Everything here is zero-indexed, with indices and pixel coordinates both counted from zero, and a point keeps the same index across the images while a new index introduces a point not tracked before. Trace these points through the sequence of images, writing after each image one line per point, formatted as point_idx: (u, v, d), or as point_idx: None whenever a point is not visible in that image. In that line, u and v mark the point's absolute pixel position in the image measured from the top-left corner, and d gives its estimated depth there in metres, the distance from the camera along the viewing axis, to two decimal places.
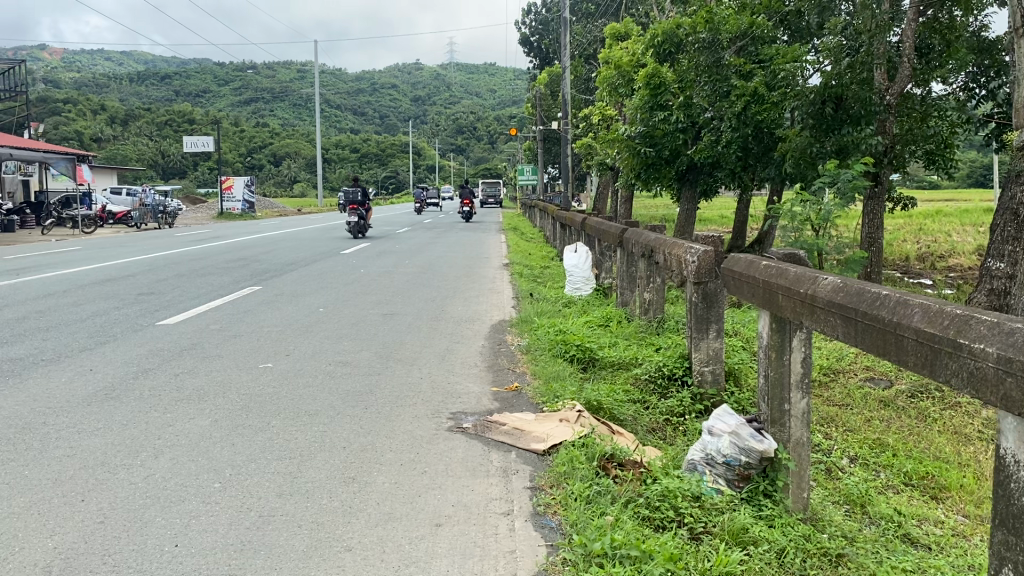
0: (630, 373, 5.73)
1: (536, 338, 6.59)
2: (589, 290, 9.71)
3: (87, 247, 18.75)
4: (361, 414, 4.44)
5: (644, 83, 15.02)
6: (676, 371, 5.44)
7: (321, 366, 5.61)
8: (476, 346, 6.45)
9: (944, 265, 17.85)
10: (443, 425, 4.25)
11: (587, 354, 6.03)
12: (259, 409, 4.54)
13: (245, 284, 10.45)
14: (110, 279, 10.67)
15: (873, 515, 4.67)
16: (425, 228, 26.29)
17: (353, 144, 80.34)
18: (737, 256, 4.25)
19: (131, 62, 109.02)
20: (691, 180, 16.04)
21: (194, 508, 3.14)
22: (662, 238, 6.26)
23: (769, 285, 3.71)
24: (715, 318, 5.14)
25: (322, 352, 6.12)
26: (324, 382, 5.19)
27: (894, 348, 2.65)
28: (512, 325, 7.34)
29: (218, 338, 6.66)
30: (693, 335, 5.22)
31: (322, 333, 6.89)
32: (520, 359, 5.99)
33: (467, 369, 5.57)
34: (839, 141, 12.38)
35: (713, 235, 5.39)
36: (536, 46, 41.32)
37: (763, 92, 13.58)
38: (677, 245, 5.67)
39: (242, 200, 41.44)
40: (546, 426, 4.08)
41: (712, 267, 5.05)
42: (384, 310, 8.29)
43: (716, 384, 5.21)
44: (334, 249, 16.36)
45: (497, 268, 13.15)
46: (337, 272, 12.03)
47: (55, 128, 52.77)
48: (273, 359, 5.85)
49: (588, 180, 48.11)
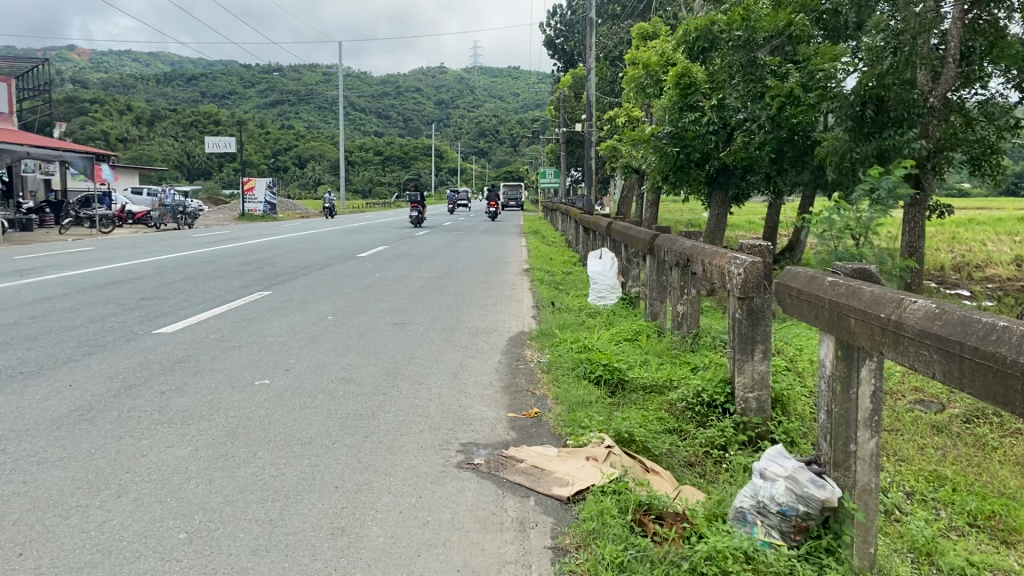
0: (664, 398, 5.17)
1: (559, 354, 6.01)
2: (614, 299, 9.15)
3: (102, 247, 18.45)
4: (360, 444, 3.91)
5: (674, 82, 14.32)
6: (716, 398, 4.88)
7: (323, 384, 5.11)
8: (493, 363, 5.90)
9: (980, 275, 17.11)
10: (452, 460, 3.72)
11: (616, 375, 5.46)
12: (246, 436, 4.03)
13: (255, 289, 9.99)
14: (114, 282, 10.26)
15: (943, 567, 4.05)
16: (445, 231, 25.83)
17: (376, 146, 80.37)
18: (794, 271, 3.67)
19: (159, 63, 109.83)
20: (720, 183, 15.39)
21: (149, 568, 2.63)
22: (700, 247, 5.67)
23: (836, 306, 3.14)
24: (762, 337, 4.58)
25: (324, 366, 5.61)
26: (322, 404, 4.66)
27: (1017, 398, 2.09)
28: (532, 338, 6.79)
29: (214, 349, 6.17)
30: (737, 357, 4.67)
31: (327, 345, 6.38)
32: (540, 379, 5.44)
33: (482, 389, 5.04)
34: (880, 145, 11.71)
35: (761, 243, 4.83)
36: (561, 49, 40.87)
37: (799, 94, 12.93)
38: (717, 256, 5.11)
39: (264, 201, 41.32)
40: (569, 467, 3.53)
41: (760, 280, 4.52)
42: (397, 319, 7.77)
43: (761, 413, 4.67)
44: (350, 252, 15.88)
45: (517, 274, 12.63)
46: (351, 276, 11.55)
47: (83, 128, 53.26)
48: (270, 375, 5.34)
49: (612, 183, 47.51)
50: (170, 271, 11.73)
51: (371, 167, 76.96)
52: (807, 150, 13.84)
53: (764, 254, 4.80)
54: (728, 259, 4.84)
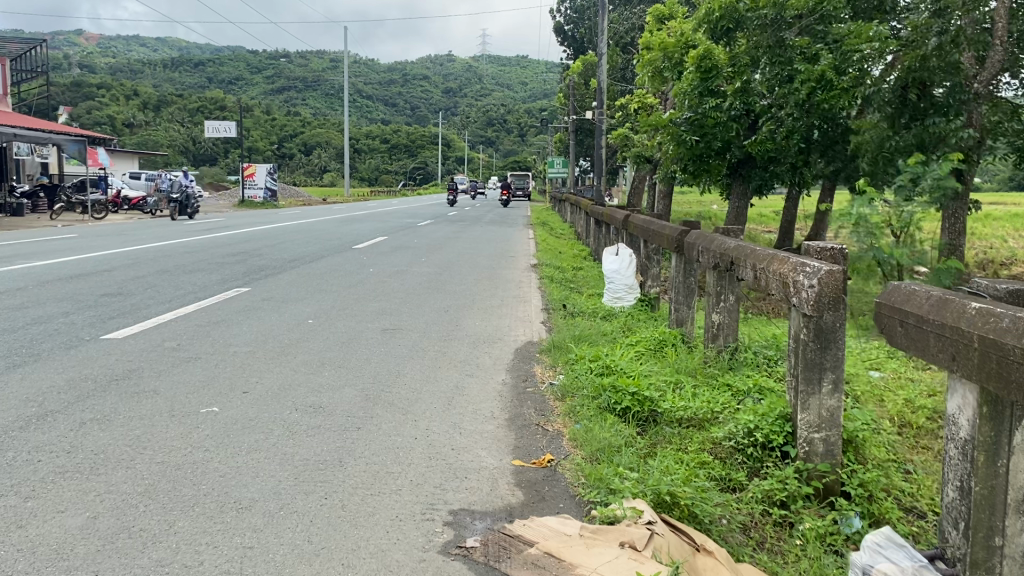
0: (708, 436, 4.15)
1: (574, 376, 4.93)
2: (631, 301, 8.14)
3: (86, 235, 17.54)
4: (315, 513, 2.93)
5: (694, 65, 13.36)
6: (773, 439, 3.89)
7: (286, 414, 4.13)
8: (494, 384, 4.89)
9: (1008, 273, 15.91)
10: (437, 541, 2.74)
11: (647, 406, 4.39)
12: (167, 496, 3.06)
13: (233, 285, 9.02)
14: (80, 274, 9.29)
15: None
16: (449, 221, 24.81)
17: (382, 134, 79.43)
18: (912, 288, 2.66)
19: (167, 50, 108.89)
20: (742, 174, 14.16)
21: None
22: (750, 247, 4.60)
23: (994, 362, 2.15)
24: (833, 363, 3.64)
25: (291, 388, 4.62)
26: (277, 445, 3.67)
27: None
28: (543, 352, 5.79)
29: (165, 363, 5.21)
30: (800, 389, 3.75)
31: (301, 359, 5.41)
32: (553, 409, 4.41)
33: (480, 424, 4.04)
34: (921, 133, 10.46)
35: (835, 245, 3.83)
36: (570, 35, 39.81)
37: (831, 77, 11.93)
38: (778, 260, 4.07)
39: (265, 188, 40.15)
40: (596, 556, 2.54)
41: (838, 294, 3.53)
42: (387, 325, 6.78)
43: (829, 459, 3.72)
44: (346, 243, 14.89)
45: (523, 271, 11.61)
46: (342, 271, 10.59)
47: (89, 113, 52.70)
48: (222, 401, 4.36)
49: (621, 173, 46.40)
50: (148, 262, 10.75)
51: (377, 154, 75.96)
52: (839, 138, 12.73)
53: (837, 259, 3.81)
54: (792, 266, 3.83)
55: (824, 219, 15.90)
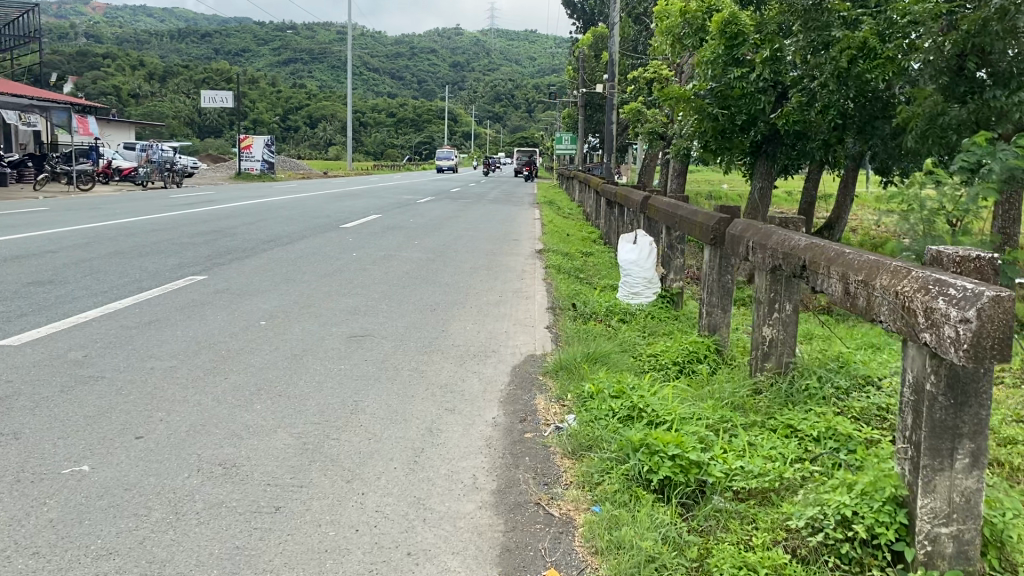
0: (781, 522, 2.87)
1: (590, 422, 3.65)
2: (650, 297, 6.92)
3: (59, 208, 16.31)
4: None
5: (717, 30, 11.85)
6: (879, 534, 2.59)
7: (180, 480, 2.90)
8: (482, 429, 3.65)
9: None
10: None
11: (693, 473, 3.10)
12: None
13: (189, 271, 7.76)
14: (14, 257, 8.05)
15: None
16: (451, 199, 23.54)
17: (388, 108, 77.57)
18: None
19: (173, 20, 107.33)
20: (766, 152, 12.80)
21: None
22: (840, 250, 3.30)
23: None
24: (972, 429, 2.41)
25: (206, 433, 3.39)
26: (144, 544, 2.44)
27: None
28: (549, 376, 4.53)
29: (53, 385, 3.97)
30: (922, 465, 2.50)
31: (232, 380, 4.18)
32: (560, 475, 3.16)
33: (456, 502, 2.81)
34: (980, 109, 8.60)
35: (981, 252, 2.59)
36: (580, 7, 37.88)
37: (874, 44, 10.36)
38: (895, 275, 2.76)
39: (262, 160, 38.69)
40: None
41: (1005, 333, 2.25)
42: (356, 330, 5.51)
43: (963, 565, 2.49)
44: (334, 222, 13.57)
45: (526, 258, 10.31)
46: (320, 256, 9.32)
47: (93, 83, 51.63)
48: (101, 454, 3.13)
49: (631, 150, 44.64)
50: (102, 242, 9.49)
51: (383, 128, 74.12)
52: (879, 113, 11.41)
53: (985, 273, 2.57)
54: (921, 284, 2.56)
55: (847, 200, 14.51)
